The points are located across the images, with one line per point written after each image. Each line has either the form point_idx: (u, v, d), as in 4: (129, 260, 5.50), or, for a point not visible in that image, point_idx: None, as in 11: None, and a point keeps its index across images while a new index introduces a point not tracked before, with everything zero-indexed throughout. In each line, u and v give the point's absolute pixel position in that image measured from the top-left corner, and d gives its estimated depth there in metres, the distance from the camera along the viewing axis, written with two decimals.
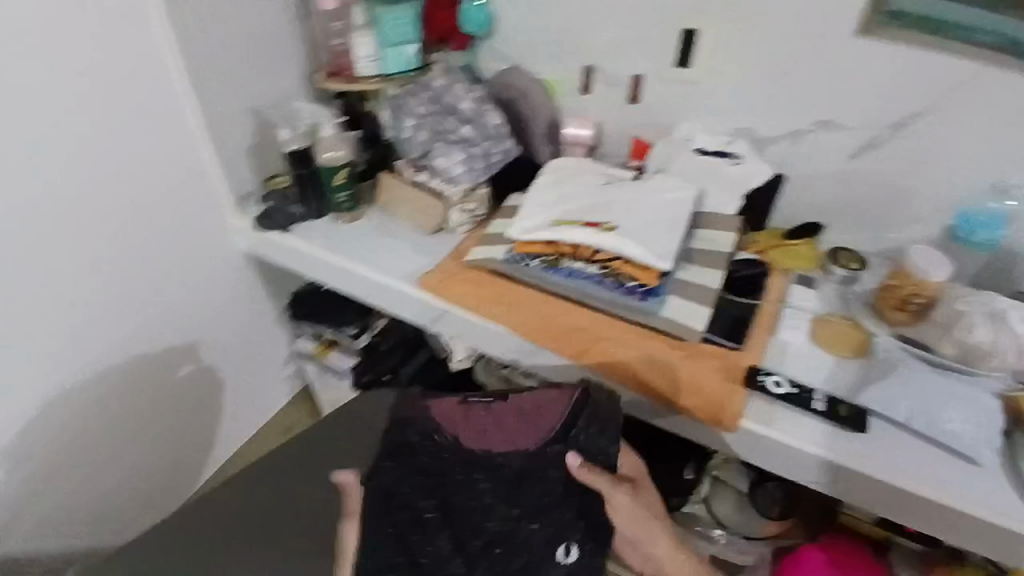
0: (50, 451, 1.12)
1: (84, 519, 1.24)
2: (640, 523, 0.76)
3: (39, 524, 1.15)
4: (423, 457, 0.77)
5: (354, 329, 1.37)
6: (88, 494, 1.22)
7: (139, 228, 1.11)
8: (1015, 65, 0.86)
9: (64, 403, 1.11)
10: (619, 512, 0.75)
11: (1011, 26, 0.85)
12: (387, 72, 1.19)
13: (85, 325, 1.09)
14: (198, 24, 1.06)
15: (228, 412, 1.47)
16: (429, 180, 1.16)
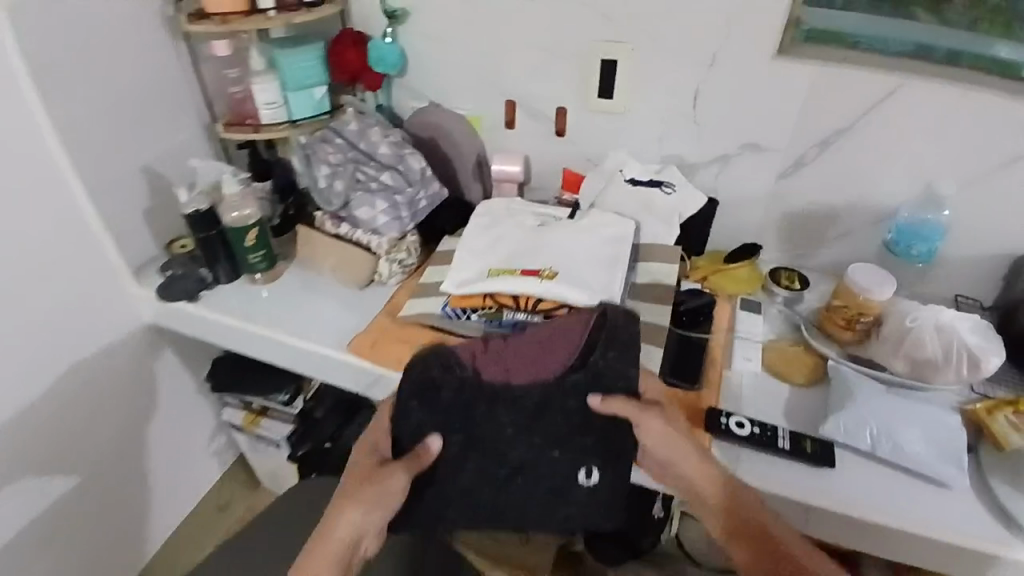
0: None
1: None
2: (668, 443, 0.74)
3: None
4: (446, 395, 0.68)
5: (287, 395, 1.21)
6: None
7: (18, 318, 0.95)
8: (927, 69, 0.90)
9: None
10: (650, 436, 0.74)
11: (913, 34, 0.91)
12: (294, 117, 1.11)
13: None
14: (67, 81, 0.92)
15: (146, 506, 1.29)
16: (352, 232, 1.07)
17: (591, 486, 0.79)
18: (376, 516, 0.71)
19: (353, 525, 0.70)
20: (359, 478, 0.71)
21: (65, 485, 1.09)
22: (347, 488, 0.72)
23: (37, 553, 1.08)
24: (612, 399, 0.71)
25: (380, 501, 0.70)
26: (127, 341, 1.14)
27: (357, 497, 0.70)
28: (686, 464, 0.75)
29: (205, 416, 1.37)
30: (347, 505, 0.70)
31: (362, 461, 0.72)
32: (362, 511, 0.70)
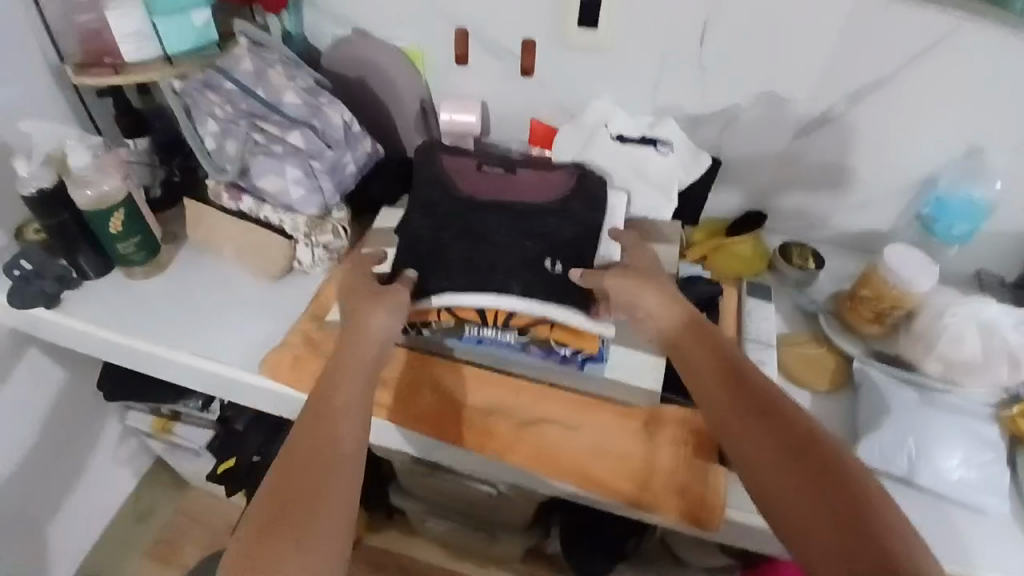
0: None
1: None
2: (639, 289, 0.65)
3: None
4: (435, 195, 0.76)
5: (200, 401, 1.00)
6: None
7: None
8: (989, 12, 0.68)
9: None
10: (624, 286, 0.66)
11: None
12: (170, 52, 0.82)
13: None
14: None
15: (49, 534, 1.08)
16: (261, 209, 0.83)
17: (555, 275, 0.69)
18: (398, 321, 0.66)
19: (379, 334, 0.64)
20: (362, 297, 0.67)
21: None
22: (354, 310, 0.65)
23: None
24: (591, 271, 0.68)
25: (396, 306, 0.66)
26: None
27: (373, 305, 0.65)
28: (649, 300, 0.64)
29: (105, 424, 1.12)
30: (366, 312, 0.65)
31: (353, 285, 0.70)
32: (381, 316, 0.65)
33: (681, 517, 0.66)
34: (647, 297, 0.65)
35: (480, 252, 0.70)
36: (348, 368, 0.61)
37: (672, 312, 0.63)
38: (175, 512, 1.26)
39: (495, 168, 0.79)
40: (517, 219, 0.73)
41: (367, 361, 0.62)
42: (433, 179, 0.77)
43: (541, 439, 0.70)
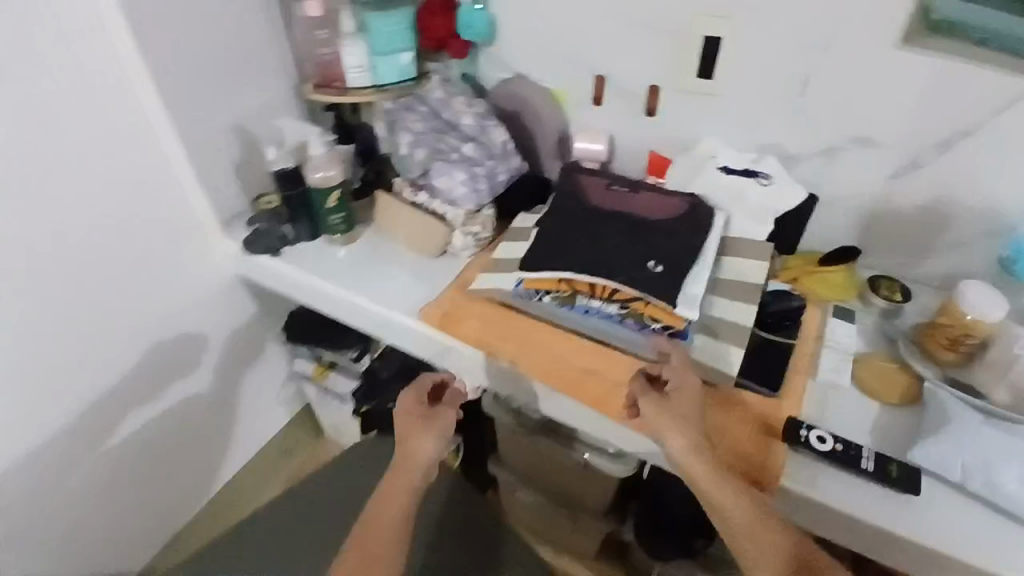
0: (55, 472, 1.05)
1: (67, 556, 1.15)
2: (669, 428, 0.74)
3: (28, 559, 1.08)
4: (567, 200, 0.95)
5: (354, 352, 1.30)
6: (75, 536, 1.14)
7: (107, 268, 1.01)
8: None
9: (41, 451, 1.02)
10: (668, 426, 0.74)
11: None
12: (379, 82, 1.10)
13: (34, 379, 0.97)
14: (158, 37, 0.93)
15: (228, 439, 1.39)
16: (430, 201, 1.08)
17: (656, 274, 0.84)
18: (438, 441, 0.79)
19: (424, 457, 0.78)
20: (416, 420, 0.81)
21: (153, 417, 1.18)
22: (405, 432, 0.80)
23: (124, 476, 1.18)
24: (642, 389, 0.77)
25: (438, 429, 0.80)
26: (207, 292, 1.19)
27: (422, 432, 0.79)
28: (676, 444, 0.73)
29: (276, 364, 1.42)
30: (417, 441, 0.79)
31: (410, 403, 0.82)
32: (425, 436, 0.79)
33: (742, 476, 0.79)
34: (676, 439, 0.73)
35: (598, 242, 0.88)
36: (400, 489, 0.76)
37: (698, 463, 0.72)
38: (310, 451, 1.55)
39: (622, 188, 0.96)
40: (632, 221, 0.90)
41: (410, 483, 0.77)
42: (566, 187, 0.97)
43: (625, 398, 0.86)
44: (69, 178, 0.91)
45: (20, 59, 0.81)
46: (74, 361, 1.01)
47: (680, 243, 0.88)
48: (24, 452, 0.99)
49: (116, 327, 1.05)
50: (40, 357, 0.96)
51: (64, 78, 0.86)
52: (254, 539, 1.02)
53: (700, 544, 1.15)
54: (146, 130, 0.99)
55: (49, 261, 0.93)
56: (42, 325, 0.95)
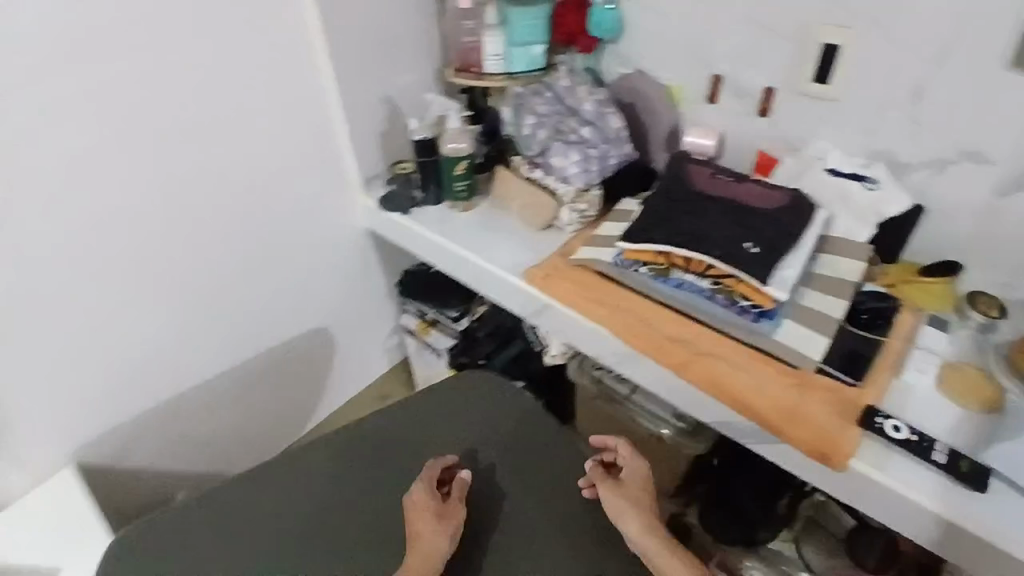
0: (199, 365, 1.24)
1: (199, 446, 1.32)
2: (620, 507, 0.89)
3: (173, 440, 1.27)
4: (671, 184, 1.04)
5: (456, 312, 1.42)
6: (207, 430, 1.32)
7: (197, 237, 1.13)
8: None
9: (195, 346, 1.22)
10: (620, 510, 0.89)
11: None
12: (511, 70, 1.24)
13: (201, 285, 1.18)
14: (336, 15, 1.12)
15: (337, 373, 1.52)
16: (543, 177, 1.19)
17: (751, 254, 0.93)
18: (447, 534, 0.86)
19: (431, 547, 0.85)
20: (428, 519, 0.87)
21: (281, 338, 1.36)
22: (417, 527, 0.87)
23: (251, 384, 1.35)
24: (598, 473, 0.93)
25: (448, 523, 0.88)
26: (339, 239, 1.37)
27: (436, 529, 0.87)
28: (631, 526, 0.87)
29: (387, 314, 1.57)
30: (430, 535, 0.86)
31: (422, 501, 0.90)
32: (434, 532, 0.86)
33: (813, 452, 0.85)
34: (631, 520, 0.88)
35: (699, 222, 0.97)
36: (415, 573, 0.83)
37: (648, 539, 0.86)
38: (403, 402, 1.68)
39: (726, 177, 1.04)
40: (733, 207, 0.99)
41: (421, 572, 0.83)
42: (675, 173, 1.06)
43: (707, 367, 0.94)
44: (247, 125, 1.11)
45: (233, 22, 1.02)
46: (232, 277, 1.22)
47: (776, 230, 0.95)
48: (182, 342, 1.19)
49: (265, 253, 1.25)
50: (207, 267, 1.17)
51: (261, 43, 1.07)
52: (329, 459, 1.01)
53: (762, 537, 1.21)
54: (314, 92, 1.18)
55: (224, 189, 1.13)
56: (212, 241, 1.16)
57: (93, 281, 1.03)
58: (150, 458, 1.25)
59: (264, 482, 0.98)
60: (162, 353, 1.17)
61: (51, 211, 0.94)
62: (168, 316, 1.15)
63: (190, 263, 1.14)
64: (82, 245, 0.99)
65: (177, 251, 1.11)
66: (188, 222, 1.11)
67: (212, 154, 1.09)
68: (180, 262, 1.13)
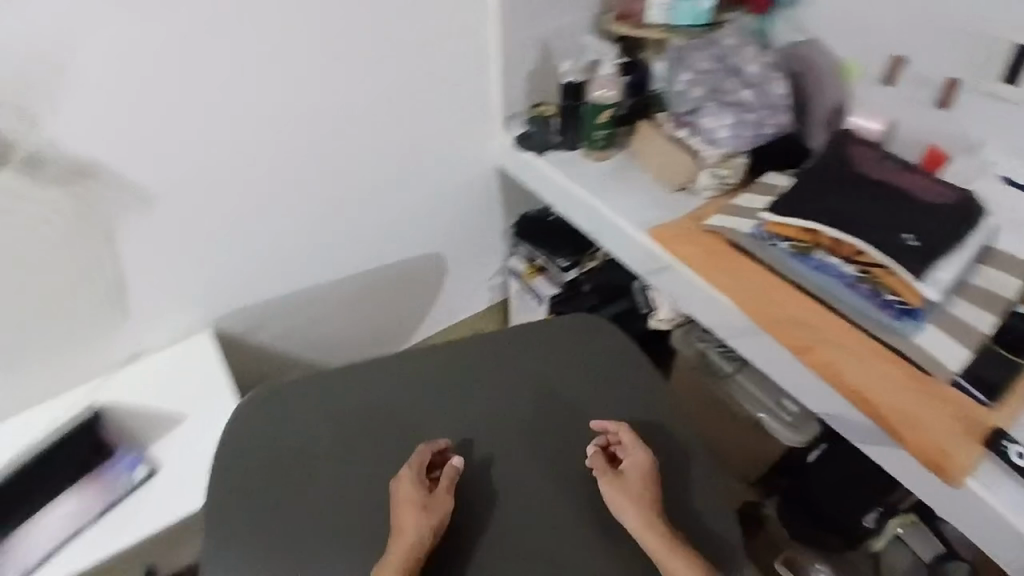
0: (324, 264, 1.32)
1: (310, 340, 1.42)
2: (622, 502, 0.85)
3: (287, 330, 1.37)
4: (832, 165, 1.04)
5: (566, 262, 1.43)
6: (320, 327, 1.41)
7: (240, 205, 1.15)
8: None
9: (325, 246, 1.30)
10: (626, 507, 0.85)
11: None
12: (673, 24, 1.20)
13: (341, 190, 1.25)
14: None
15: (440, 300, 1.57)
16: (689, 137, 1.16)
17: (909, 247, 0.91)
18: (429, 528, 0.82)
19: (412, 542, 0.80)
20: (409, 511, 0.83)
21: (398, 255, 1.42)
22: (400, 520, 0.82)
23: (364, 293, 1.43)
24: (600, 463, 0.89)
25: (431, 516, 0.83)
26: (470, 171, 1.39)
27: (417, 518, 0.82)
28: (630, 516, 0.84)
29: (498, 255, 1.60)
30: (409, 526, 0.81)
31: (405, 492, 0.85)
32: (414, 526, 0.81)
33: (926, 461, 0.83)
34: (629, 509, 0.84)
35: (857, 206, 0.97)
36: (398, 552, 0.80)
37: (650, 533, 0.82)
38: None
39: (894, 164, 1.03)
40: (896, 195, 0.97)
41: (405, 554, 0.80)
42: (833, 158, 1.05)
43: (830, 355, 0.92)
44: (412, 42, 1.15)
45: None
46: (368, 188, 1.28)
47: (940, 225, 0.93)
48: (314, 240, 1.28)
49: (401, 170, 1.30)
50: (349, 173, 1.23)
51: None
52: (416, 374, 1.02)
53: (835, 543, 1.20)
54: (478, 17, 1.19)
55: (379, 104, 1.18)
56: (358, 150, 1.22)
57: (252, 165, 1.12)
58: (268, 340, 1.36)
59: (354, 382, 1.00)
60: (297, 246, 1.26)
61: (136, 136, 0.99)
62: (307, 212, 1.23)
63: (336, 167, 1.21)
64: (250, 129, 1.08)
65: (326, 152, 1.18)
66: (342, 126, 1.17)
67: (375, 67, 1.14)
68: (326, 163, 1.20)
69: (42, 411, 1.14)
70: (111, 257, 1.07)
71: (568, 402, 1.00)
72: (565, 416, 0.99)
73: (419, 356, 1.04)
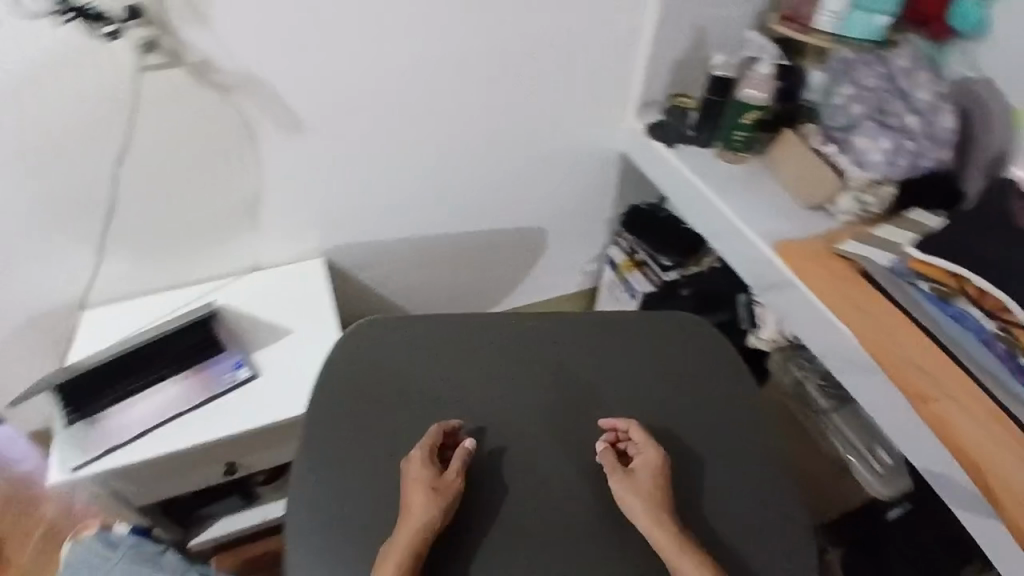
0: (432, 218, 1.35)
1: (403, 287, 1.46)
2: (632, 498, 0.84)
3: (385, 273, 1.42)
4: (991, 215, 0.94)
5: (667, 261, 1.42)
6: (418, 279, 1.46)
7: (370, 144, 1.18)
8: None
9: (437, 201, 1.32)
10: (632, 503, 0.83)
11: None
12: (843, 34, 1.14)
13: (465, 149, 1.26)
14: None
15: (531, 275, 1.58)
16: (836, 154, 1.10)
17: None
18: (438, 508, 0.81)
19: (419, 521, 0.79)
20: (419, 493, 0.82)
21: (503, 223, 1.43)
22: (409, 500, 0.82)
23: (463, 252, 1.45)
24: (609, 461, 0.88)
25: (439, 497, 0.82)
26: (592, 153, 1.38)
27: (425, 497, 0.81)
28: (635, 509, 0.83)
29: (598, 242, 1.58)
30: (416, 504, 0.81)
31: (414, 474, 0.84)
32: (424, 505, 0.81)
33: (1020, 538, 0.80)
34: (634, 501, 0.83)
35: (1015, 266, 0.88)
36: (410, 522, 0.80)
37: (658, 529, 0.81)
38: None
39: None
40: None
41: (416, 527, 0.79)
42: (995, 207, 0.96)
43: (943, 409, 0.87)
44: (566, 13, 1.13)
45: None
46: (489, 152, 1.29)
47: None
48: (429, 192, 1.30)
49: (525, 139, 1.29)
50: (476, 133, 1.25)
51: None
52: (491, 337, 1.02)
53: None
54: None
55: (523, 72, 1.19)
56: (491, 112, 1.22)
57: (388, 110, 1.15)
58: (366, 280, 1.41)
59: (434, 336, 1.01)
60: (411, 195, 1.29)
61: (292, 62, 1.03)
62: (429, 165, 1.26)
63: (465, 125, 1.22)
64: (395, 74, 1.11)
65: (460, 109, 1.20)
66: (480, 87, 1.18)
67: (525, 33, 1.13)
68: (457, 121, 1.21)
69: (161, 299, 1.23)
70: (251, 171, 1.14)
71: (581, 387, 0.98)
72: (616, 407, 0.97)
73: (498, 321, 1.04)
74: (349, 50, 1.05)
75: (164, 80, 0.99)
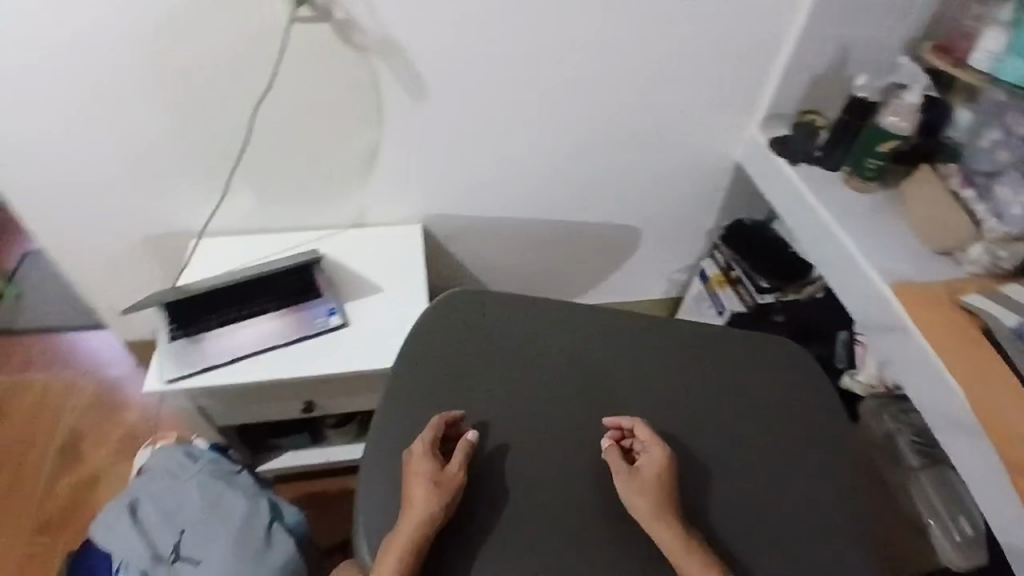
0: (534, 202, 1.37)
1: (492, 264, 1.49)
2: (637, 494, 0.83)
3: (478, 247, 1.44)
4: None
5: (766, 283, 1.35)
6: (508, 258, 1.48)
7: (486, 121, 1.21)
8: None
9: (541, 186, 1.33)
10: (635, 498, 0.83)
11: None
12: (996, 76, 1.04)
13: (578, 139, 1.26)
14: None
15: (618, 273, 1.57)
16: (973, 201, 1.03)
17: None
18: (439, 502, 0.81)
19: (420, 515, 0.80)
20: (419, 486, 0.82)
21: (602, 217, 1.43)
22: (410, 494, 0.82)
23: (557, 240, 1.46)
24: (614, 458, 0.87)
25: (441, 491, 0.82)
26: (705, 160, 1.35)
27: (426, 490, 0.82)
28: (641, 505, 0.83)
29: (695, 251, 1.55)
30: (416, 497, 0.81)
31: (417, 468, 0.84)
32: (425, 498, 0.81)
33: None
34: (641, 500, 0.83)
35: None
36: (412, 515, 0.80)
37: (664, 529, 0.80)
38: None
39: None
40: None
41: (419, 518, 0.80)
42: None
43: None
44: (705, 16, 1.10)
45: None
46: (601, 145, 1.28)
47: None
48: (534, 176, 1.31)
49: (638, 137, 1.28)
50: (591, 125, 1.24)
51: None
52: (572, 325, 1.03)
53: None
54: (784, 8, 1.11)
55: (646, 69, 1.17)
56: (609, 106, 1.21)
57: (510, 90, 1.16)
58: (461, 252, 1.45)
59: (517, 314, 1.03)
60: (517, 176, 1.31)
61: (429, 32, 1.06)
62: (539, 149, 1.27)
63: (581, 115, 1.22)
64: (523, 56, 1.12)
65: (579, 99, 1.20)
66: (603, 79, 1.17)
67: (659, 31, 1.11)
68: (574, 110, 1.21)
69: (273, 238, 1.31)
70: (371, 131, 1.19)
71: (643, 387, 0.98)
72: (690, 416, 0.95)
73: (584, 311, 1.04)
74: (484, 27, 1.07)
75: (309, 35, 1.04)
